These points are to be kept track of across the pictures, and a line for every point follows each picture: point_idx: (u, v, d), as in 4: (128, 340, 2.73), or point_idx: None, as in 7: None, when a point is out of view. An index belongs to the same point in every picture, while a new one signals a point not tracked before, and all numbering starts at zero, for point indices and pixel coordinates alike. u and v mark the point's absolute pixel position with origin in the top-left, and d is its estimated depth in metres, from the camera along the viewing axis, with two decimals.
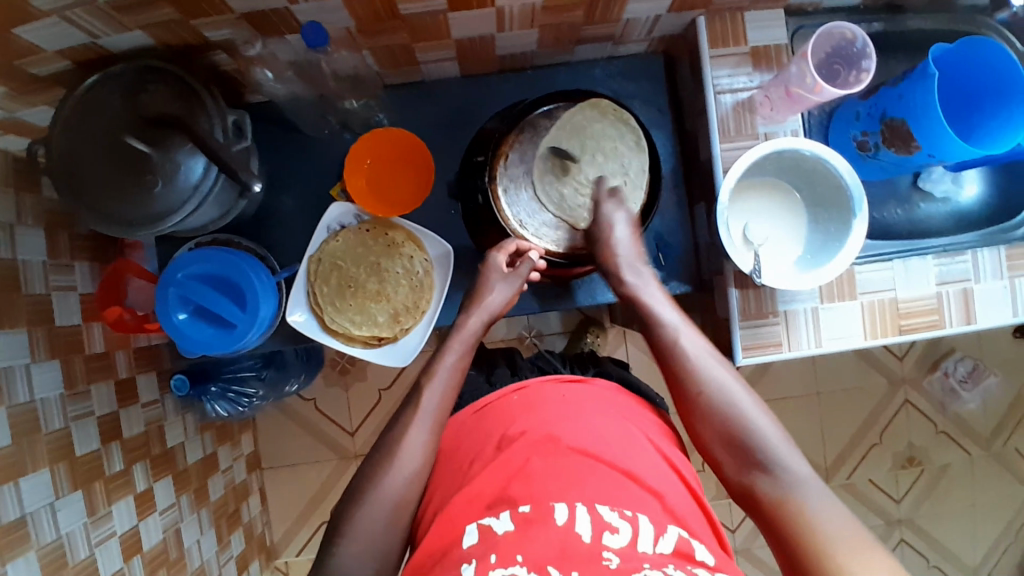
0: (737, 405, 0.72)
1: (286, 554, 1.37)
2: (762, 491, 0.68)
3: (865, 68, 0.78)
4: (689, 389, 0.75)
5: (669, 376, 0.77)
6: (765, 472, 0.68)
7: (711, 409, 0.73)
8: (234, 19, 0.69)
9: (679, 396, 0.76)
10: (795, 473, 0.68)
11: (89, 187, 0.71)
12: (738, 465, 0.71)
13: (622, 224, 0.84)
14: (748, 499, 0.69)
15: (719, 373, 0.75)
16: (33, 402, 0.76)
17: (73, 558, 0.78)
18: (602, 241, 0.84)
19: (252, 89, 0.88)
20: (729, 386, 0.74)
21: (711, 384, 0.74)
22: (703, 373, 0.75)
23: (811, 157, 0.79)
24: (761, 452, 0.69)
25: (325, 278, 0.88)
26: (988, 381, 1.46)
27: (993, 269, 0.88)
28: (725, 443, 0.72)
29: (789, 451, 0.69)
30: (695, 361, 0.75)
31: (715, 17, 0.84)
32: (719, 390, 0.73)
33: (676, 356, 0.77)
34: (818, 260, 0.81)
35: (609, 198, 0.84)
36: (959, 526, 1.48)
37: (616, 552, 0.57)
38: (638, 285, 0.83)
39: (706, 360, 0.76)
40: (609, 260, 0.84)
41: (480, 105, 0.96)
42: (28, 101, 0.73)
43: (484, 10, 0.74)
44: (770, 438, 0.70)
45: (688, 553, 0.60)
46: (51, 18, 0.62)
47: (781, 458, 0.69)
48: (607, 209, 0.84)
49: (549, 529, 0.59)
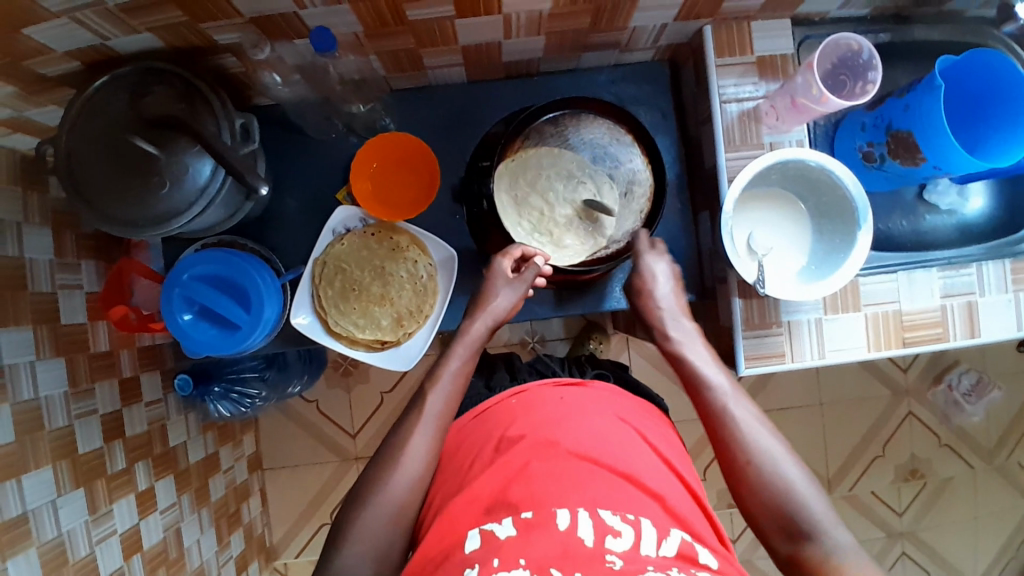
0: (783, 473, 0.71)
1: (285, 556, 1.37)
2: (808, 561, 0.66)
3: (871, 79, 0.78)
4: (735, 454, 0.73)
5: (714, 438, 0.76)
6: (812, 542, 0.67)
7: (757, 477, 0.71)
8: (241, 23, 0.70)
9: (725, 459, 0.75)
10: (840, 543, 0.66)
11: (95, 188, 0.71)
12: (783, 536, 0.69)
13: (664, 276, 0.87)
14: (793, 568, 0.68)
15: (765, 441, 0.73)
16: (37, 399, 0.77)
17: (74, 555, 0.78)
18: (643, 292, 0.87)
19: (259, 92, 0.88)
20: (775, 454, 0.72)
21: (757, 451, 0.72)
22: (750, 439, 0.73)
23: (816, 168, 0.79)
24: (809, 527, 0.67)
25: (329, 281, 0.88)
26: (992, 394, 1.45)
27: (997, 282, 0.87)
28: (771, 513, 0.70)
29: (835, 522, 0.68)
30: (741, 426, 0.75)
31: (721, 26, 0.84)
32: (765, 457, 0.72)
33: (722, 418, 0.76)
34: (821, 270, 0.81)
35: (649, 249, 0.88)
36: (961, 540, 1.47)
37: (619, 555, 0.57)
38: (682, 341, 0.84)
39: (752, 425, 0.75)
40: (651, 312, 0.87)
41: (485, 110, 0.97)
42: (37, 101, 0.74)
43: (490, 17, 0.75)
44: (817, 509, 0.68)
45: (692, 556, 0.60)
46: (60, 19, 0.62)
47: (827, 529, 0.67)
48: (650, 259, 0.88)
49: (551, 533, 0.59)
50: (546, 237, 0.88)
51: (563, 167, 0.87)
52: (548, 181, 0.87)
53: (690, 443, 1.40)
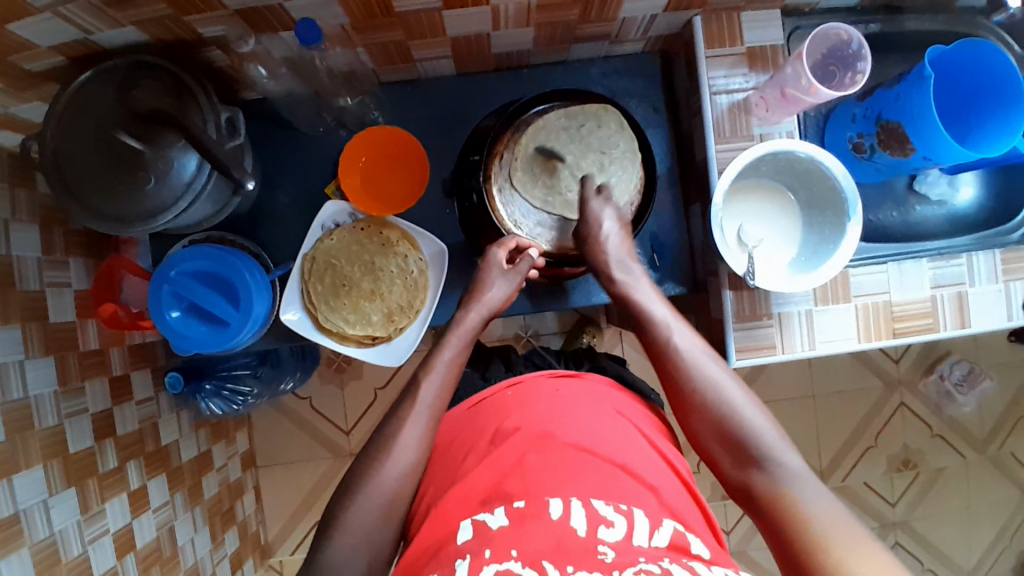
0: (728, 398, 0.72)
1: (281, 553, 1.36)
2: (757, 485, 0.67)
3: (860, 69, 0.78)
4: (682, 384, 0.75)
5: (660, 370, 0.77)
6: (759, 464, 0.68)
7: (703, 404, 0.73)
8: (227, 15, 0.69)
9: (672, 390, 0.76)
10: (788, 465, 0.67)
11: (80, 183, 0.70)
12: (733, 459, 0.70)
13: (611, 224, 0.84)
14: (744, 494, 0.68)
15: (709, 369, 0.74)
16: (26, 399, 0.76)
17: (66, 554, 0.78)
18: (591, 240, 0.84)
19: (247, 86, 0.87)
20: (720, 380, 0.74)
21: (702, 379, 0.74)
22: (696, 369, 0.75)
23: (805, 160, 0.79)
24: (754, 446, 0.69)
25: (319, 277, 0.88)
26: (984, 384, 1.46)
27: (988, 272, 0.87)
28: (719, 437, 0.71)
29: (781, 443, 0.69)
30: (687, 356, 0.76)
31: (712, 17, 0.83)
32: (711, 383, 0.73)
33: (668, 353, 0.77)
34: (812, 262, 0.81)
35: (595, 196, 0.85)
36: (953, 530, 1.48)
37: (611, 546, 0.57)
38: (631, 283, 0.83)
39: (698, 356, 0.76)
40: (600, 259, 0.84)
41: (476, 104, 0.96)
42: (23, 97, 0.73)
43: (479, 8, 0.74)
44: (762, 432, 0.70)
45: (684, 546, 0.60)
46: (44, 13, 0.61)
47: (774, 451, 0.68)
48: (595, 207, 0.85)
49: (544, 523, 0.59)
50: (537, 229, 0.88)
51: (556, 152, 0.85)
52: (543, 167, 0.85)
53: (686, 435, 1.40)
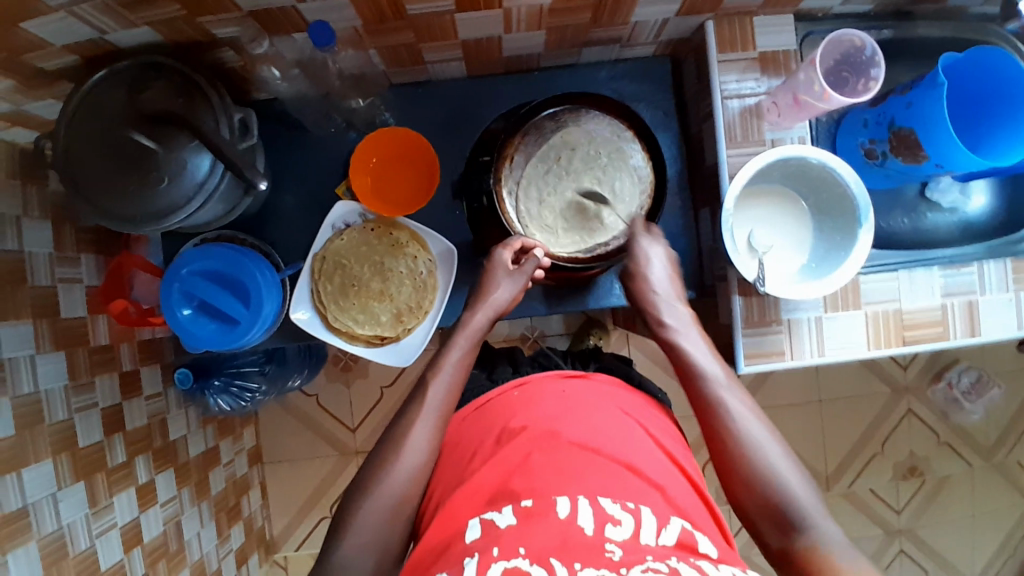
0: (773, 463, 0.69)
1: (286, 549, 1.37)
2: (798, 552, 0.65)
3: (874, 76, 0.77)
4: (728, 446, 0.71)
5: (703, 425, 0.74)
6: (801, 533, 0.65)
7: (751, 471, 0.69)
8: (240, 17, 0.69)
9: (717, 451, 0.72)
10: (829, 535, 0.64)
11: (92, 183, 0.71)
12: (774, 528, 0.67)
13: (659, 259, 0.85)
14: (783, 560, 0.66)
15: (758, 433, 0.71)
16: (36, 394, 0.77)
17: (73, 549, 0.78)
18: (635, 275, 0.85)
19: (258, 86, 0.88)
20: (767, 444, 0.70)
21: (748, 441, 0.70)
22: (744, 431, 0.71)
23: (816, 165, 0.79)
24: (803, 521, 0.66)
25: (329, 277, 0.88)
26: (992, 392, 1.45)
27: (998, 281, 0.87)
28: (760, 505, 0.68)
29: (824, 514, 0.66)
30: (733, 415, 0.72)
31: (723, 22, 0.83)
32: (756, 446, 0.70)
33: (715, 410, 0.73)
34: (821, 268, 0.81)
35: (644, 232, 0.86)
36: (959, 537, 1.47)
37: (618, 545, 0.56)
38: (676, 328, 0.81)
39: (745, 416, 0.72)
40: (645, 297, 0.84)
41: (485, 106, 0.96)
42: (34, 95, 0.73)
43: (490, 12, 0.74)
44: (811, 507, 0.66)
45: (691, 545, 0.60)
46: (57, 13, 0.62)
47: (817, 521, 0.65)
48: (644, 242, 0.86)
49: (551, 521, 0.59)
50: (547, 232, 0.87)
51: (567, 161, 0.86)
52: (555, 174, 0.86)
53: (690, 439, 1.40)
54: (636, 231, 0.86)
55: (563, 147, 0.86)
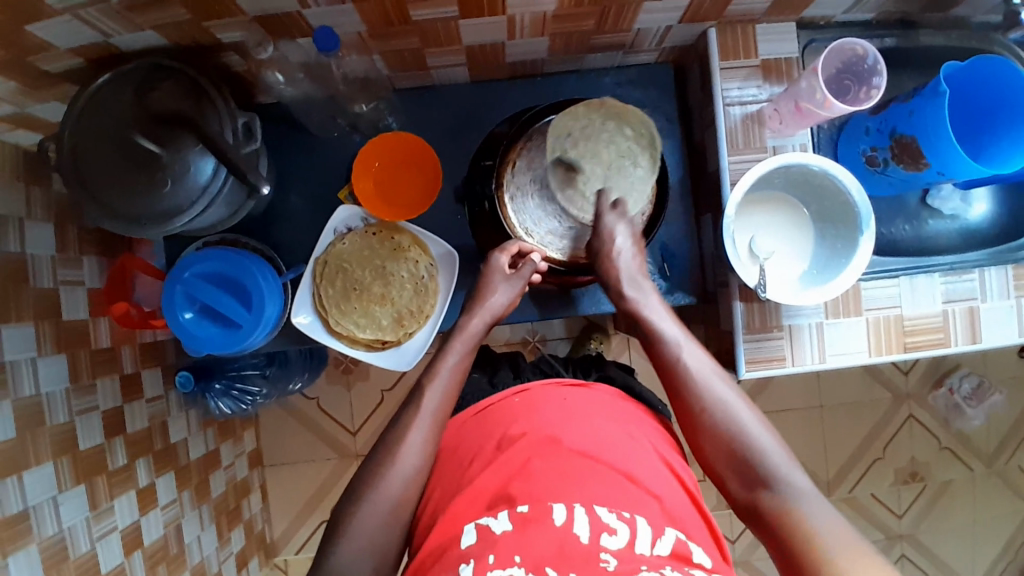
0: (740, 421, 0.71)
1: (285, 552, 1.37)
2: (767, 505, 0.67)
3: (876, 84, 0.78)
4: (691, 404, 0.74)
5: (671, 389, 0.76)
6: (769, 487, 0.68)
7: (713, 425, 0.72)
8: (246, 21, 0.70)
9: (681, 410, 0.75)
10: (797, 486, 0.67)
11: (97, 184, 0.71)
12: (739, 478, 0.70)
13: (625, 239, 0.82)
14: (753, 514, 0.68)
15: (719, 388, 0.73)
16: (38, 395, 0.77)
17: (74, 552, 0.78)
18: (605, 256, 0.82)
19: (262, 90, 0.88)
20: (728, 399, 0.73)
21: (716, 402, 0.72)
22: (705, 388, 0.73)
23: (819, 173, 0.79)
24: (765, 468, 0.69)
25: (330, 280, 0.88)
26: (993, 397, 1.45)
27: (999, 288, 0.87)
28: (727, 456, 0.71)
29: (792, 467, 0.69)
30: (700, 377, 0.74)
31: (726, 29, 0.83)
32: (724, 407, 0.72)
33: (676, 371, 0.75)
34: (824, 274, 0.81)
35: (610, 209, 0.82)
36: (959, 543, 1.47)
37: (614, 554, 0.57)
38: (641, 299, 0.81)
39: (712, 380, 0.74)
40: (611, 274, 0.83)
41: (488, 111, 0.96)
42: (39, 97, 0.74)
43: (495, 18, 0.74)
44: (772, 455, 0.69)
45: (685, 555, 0.60)
46: (63, 15, 0.62)
47: (784, 473, 0.68)
48: (609, 220, 0.82)
49: (547, 528, 0.59)
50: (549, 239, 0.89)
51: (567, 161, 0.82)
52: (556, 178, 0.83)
53: None
54: (600, 213, 0.82)
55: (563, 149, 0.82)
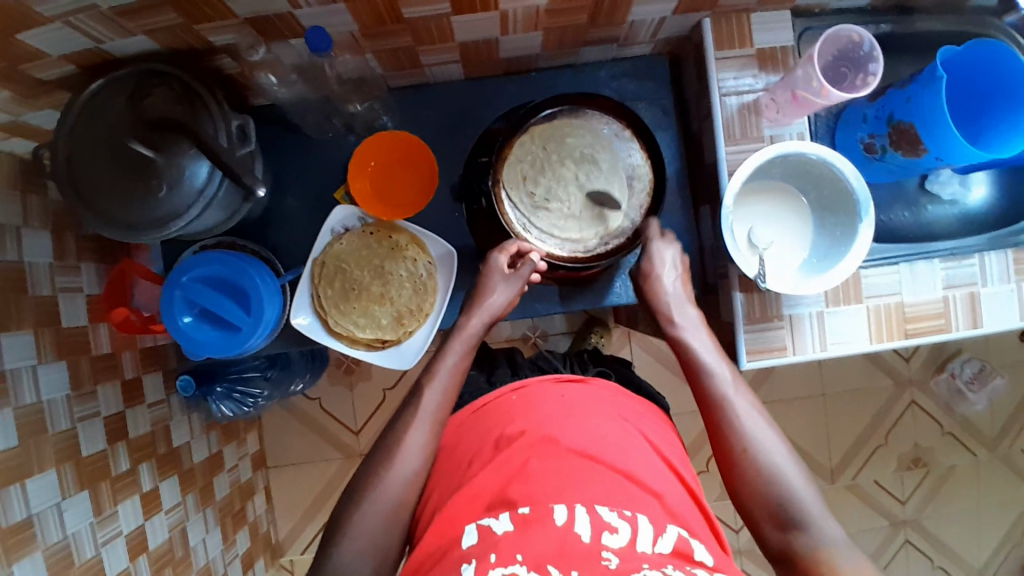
0: (780, 466, 0.71)
1: (291, 552, 1.38)
2: (801, 554, 0.66)
3: (871, 71, 0.77)
4: (733, 444, 0.73)
5: (710, 424, 0.76)
6: (804, 535, 0.67)
7: (754, 469, 0.71)
8: (237, 24, 0.69)
9: (722, 449, 0.74)
10: (832, 536, 0.66)
11: (93, 192, 0.71)
12: (775, 524, 0.69)
13: (672, 264, 0.86)
14: (784, 561, 0.68)
15: (762, 431, 0.73)
16: (39, 403, 0.77)
17: (79, 558, 0.79)
18: (648, 275, 0.86)
19: (255, 92, 0.88)
20: (772, 444, 0.72)
21: (757, 442, 0.72)
22: (749, 429, 0.73)
23: (816, 161, 0.79)
24: (804, 516, 0.68)
25: (329, 281, 0.88)
26: (995, 382, 1.45)
27: (1000, 273, 0.87)
28: (765, 502, 0.70)
29: (828, 518, 0.67)
30: (742, 415, 0.74)
31: (721, 19, 0.83)
32: (765, 449, 0.72)
33: (721, 407, 0.75)
34: (824, 263, 0.80)
35: (659, 235, 0.87)
36: (964, 529, 1.47)
37: (615, 553, 0.57)
38: (685, 327, 0.82)
39: (756, 422, 0.74)
40: (657, 297, 0.85)
41: (483, 107, 0.96)
42: (32, 105, 0.73)
43: (487, 13, 0.74)
44: (812, 504, 0.68)
45: (687, 552, 0.60)
46: (54, 23, 0.62)
47: (822, 525, 0.67)
48: (658, 245, 0.87)
49: (548, 528, 0.59)
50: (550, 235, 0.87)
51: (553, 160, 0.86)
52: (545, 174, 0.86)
53: (692, 437, 1.40)
54: (650, 237, 0.87)
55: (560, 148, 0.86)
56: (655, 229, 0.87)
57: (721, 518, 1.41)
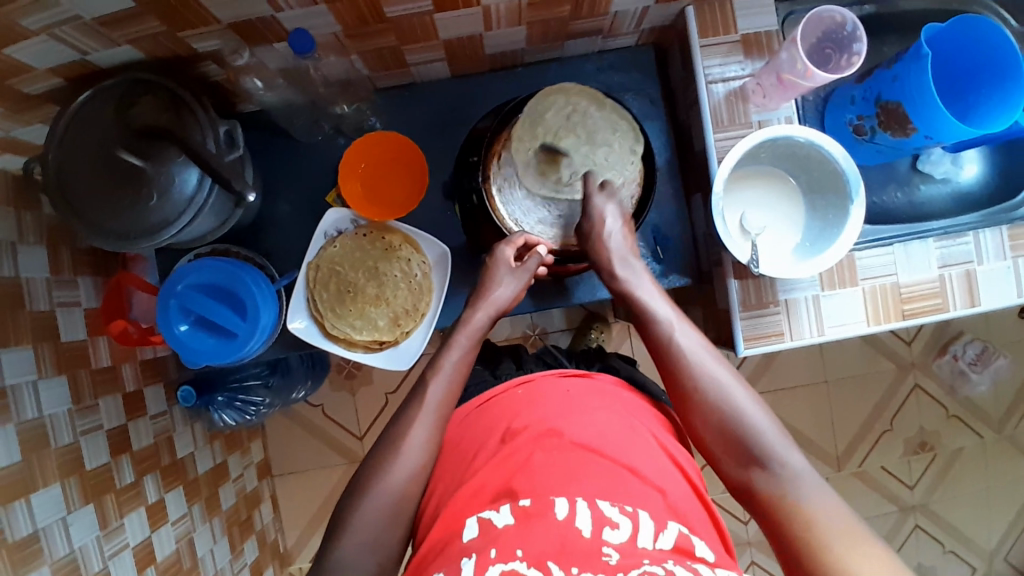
0: (731, 400, 0.72)
1: (300, 560, 1.37)
2: (762, 488, 0.68)
3: (856, 51, 0.77)
4: (684, 384, 0.74)
5: (664, 371, 0.77)
6: (763, 468, 0.68)
7: (708, 406, 0.72)
8: (220, 29, 0.70)
9: (676, 390, 0.75)
10: (792, 467, 0.67)
11: (85, 204, 0.71)
12: (733, 459, 0.70)
13: (614, 217, 0.82)
14: (747, 494, 0.69)
15: (711, 367, 0.74)
16: (41, 418, 0.77)
17: (87, 571, 0.78)
18: (593, 235, 0.82)
19: (243, 98, 0.88)
20: (723, 379, 0.73)
21: (709, 382, 0.73)
22: (698, 367, 0.74)
23: (805, 144, 0.78)
24: (759, 446, 0.69)
25: (323, 284, 0.88)
26: (997, 362, 1.45)
27: (995, 249, 0.86)
28: (720, 436, 0.72)
29: (788, 448, 0.69)
30: (691, 358, 0.75)
31: (704, 6, 0.83)
32: (717, 387, 0.73)
33: (669, 351, 0.76)
34: (817, 246, 0.80)
35: (597, 191, 0.82)
36: (973, 511, 1.47)
37: (616, 548, 0.56)
38: (631, 279, 0.81)
39: (705, 359, 0.75)
40: (601, 253, 0.82)
41: (471, 104, 0.96)
42: (23, 120, 0.73)
43: (470, 9, 0.74)
44: (767, 434, 0.70)
45: (688, 549, 0.60)
46: (40, 36, 0.62)
47: (778, 453, 0.68)
48: (598, 202, 0.82)
49: (549, 522, 0.59)
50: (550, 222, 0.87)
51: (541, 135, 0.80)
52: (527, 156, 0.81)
53: None
54: (589, 195, 0.82)
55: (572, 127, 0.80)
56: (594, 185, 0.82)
57: (729, 509, 1.40)
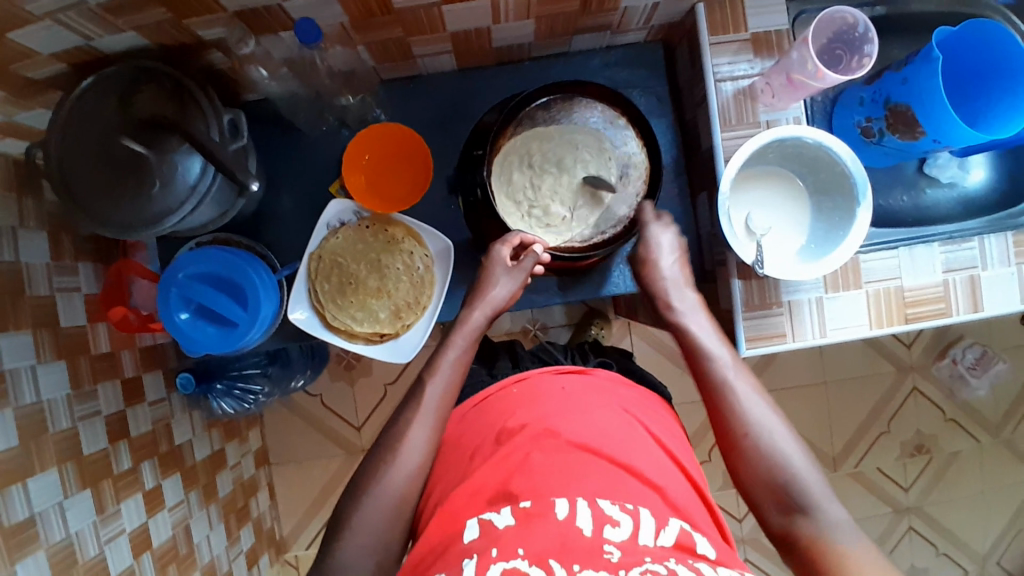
0: (780, 447, 0.71)
1: (295, 548, 1.38)
2: (801, 535, 0.67)
3: (867, 53, 0.77)
4: (733, 425, 0.73)
5: (711, 407, 0.76)
6: (803, 515, 0.67)
7: (756, 451, 0.71)
8: (226, 17, 0.69)
9: (723, 431, 0.74)
10: (835, 521, 0.66)
11: (86, 192, 0.70)
12: (776, 507, 0.69)
13: (670, 248, 0.84)
14: (785, 542, 0.68)
15: (762, 412, 0.73)
16: (39, 403, 0.77)
17: (83, 556, 0.79)
18: (646, 262, 0.84)
19: (247, 87, 0.87)
20: (772, 425, 0.72)
21: (758, 426, 0.72)
22: (749, 410, 0.73)
23: (813, 145, 0.78)
24: (805, 497, 0.68)
25: (325, 276, 0.88)
26: (996, 367, 1.45)
27: (1000, 255, 0.86)
28: (765, 483, 0.70)
29: (828, 498, 0.67)
30: (743, 400, 0.74)
31: (714, 4, 0.82)
32: (763, 429, 0.72)
33: (720, 389, 0.75)
34: (822, 248, 0.80)
35: (656, 220, 0.86)
36: (967, 514, 1.47)
37: (617, 546, 0.56)
38: (684, 311, 0.81)
39: (755, 402, 0.74)
40: (654, 281, 0.84)
41: (476, 98, 0.95)
42: (26, 105, 0.73)
43: (479, 2, 0.73)
44: (814, 485, 0.68)
45: (689, 546, 0.59)
46: (44, 21, 0.62)
47: (823, 506, 0.67)
48: (655, 230, 0.85)
49: (550, 523, 0.59)
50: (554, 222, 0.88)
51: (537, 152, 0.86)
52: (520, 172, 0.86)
53: (694, 427, 1.40)
54: (646, 223, 0.85)
55: (569, 138, 0.87)
56: (651, 214, 0.86)
57: (724, 507, 1.41)
